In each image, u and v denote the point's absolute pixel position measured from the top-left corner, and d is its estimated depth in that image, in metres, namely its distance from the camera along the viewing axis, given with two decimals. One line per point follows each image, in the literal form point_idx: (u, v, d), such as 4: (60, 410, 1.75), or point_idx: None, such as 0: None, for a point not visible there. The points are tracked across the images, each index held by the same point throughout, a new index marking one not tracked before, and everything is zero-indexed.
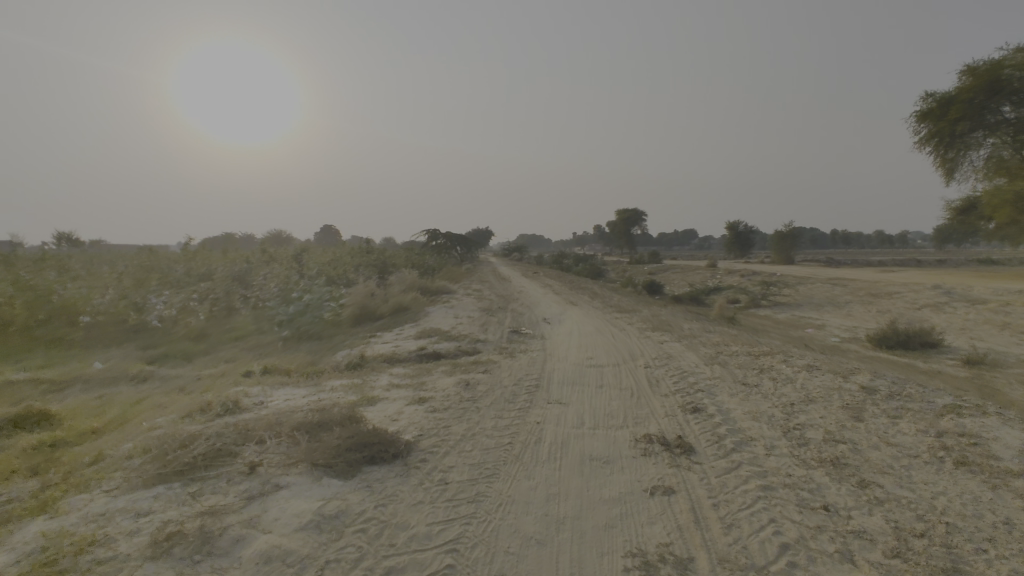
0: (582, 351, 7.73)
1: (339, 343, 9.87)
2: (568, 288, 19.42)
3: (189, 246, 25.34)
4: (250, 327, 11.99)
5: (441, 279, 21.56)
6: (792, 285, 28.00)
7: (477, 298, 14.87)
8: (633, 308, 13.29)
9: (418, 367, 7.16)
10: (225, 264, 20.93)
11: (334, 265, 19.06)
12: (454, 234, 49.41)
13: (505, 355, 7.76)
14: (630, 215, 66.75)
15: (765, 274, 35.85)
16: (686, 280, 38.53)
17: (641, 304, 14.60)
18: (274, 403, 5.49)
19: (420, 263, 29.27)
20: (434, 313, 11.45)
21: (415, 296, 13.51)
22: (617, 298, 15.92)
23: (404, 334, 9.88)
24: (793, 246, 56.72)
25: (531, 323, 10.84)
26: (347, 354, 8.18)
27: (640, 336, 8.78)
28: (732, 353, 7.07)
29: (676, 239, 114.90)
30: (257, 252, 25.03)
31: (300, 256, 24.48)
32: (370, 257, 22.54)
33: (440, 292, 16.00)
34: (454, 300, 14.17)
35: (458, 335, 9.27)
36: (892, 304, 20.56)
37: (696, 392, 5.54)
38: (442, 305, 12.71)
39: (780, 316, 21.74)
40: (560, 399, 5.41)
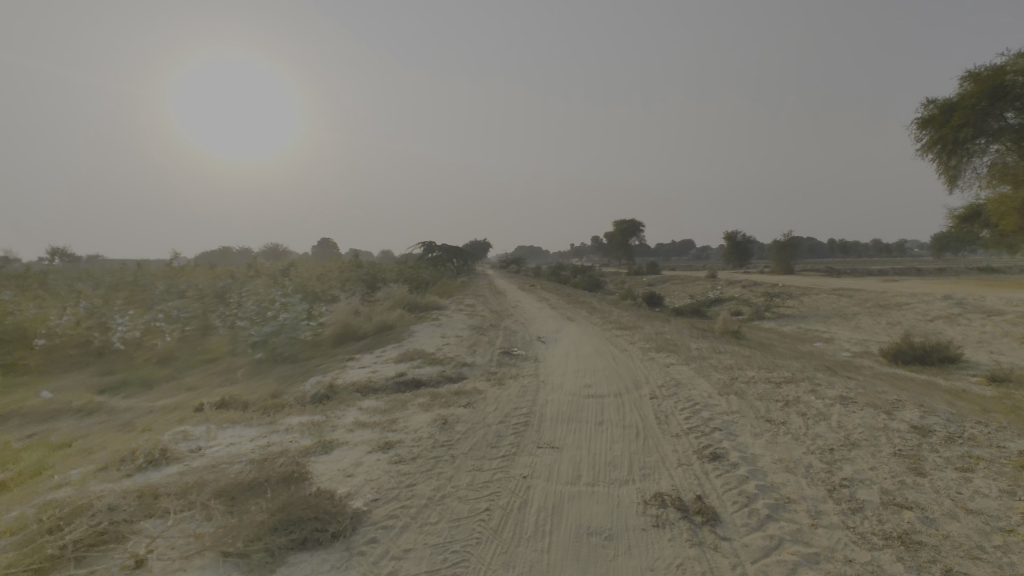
0: (579, 378, 6.87)
1: (314, 367, 9.03)
2: (566, 302, 18.55)
3: (174, 262, 24.48)
4: (222, 350, 11.10)
5: (433, 294, 20.69)
6: (797, 296, 27.17)
7: (468, 315, 14.03)
8: (634, 325, 12.44)
9: (393, 399, 6.29)
10: (207, 279, 20.08)
11: (320, 280, 18.20)
12: (450, 247, 48.60)
13: (492, 383, 6.90)
14: (627, 226, 66.01)
15: (767, 284, 35.01)
16: (687, 291, 37.72)
17: (642, 320, 13.78)
18: (213, 449, 4.62)
19: (413, 277, 28.41)
20: (420, 333, 10.61)
21: (402, 313, 12.65)
22: (617, 313, 15.09)
23: (384, 357, 9.01)
24: (793, 255, 55.94)
25: (524, 343, 10.00)
26: (316, 383, 7.31)
27: (644, 358, 7.92)
28: (749, 379, 6.24)
29: (673, 249, 114.50)
30: (244, 267, 24.17)
31: (287, 271, 23.62)
32: (359, 272, 21.69)
33: (429, 309, 15.16)
34: (444, 316, 13.33)
35: (443, 358, 8.41)
36: (903, 315, 19.70)
37: (713, 431, 4.70)
38: (430, 322, 11.88)
39: (786, 329, 20.87)
40: (552, 442, 4.57)
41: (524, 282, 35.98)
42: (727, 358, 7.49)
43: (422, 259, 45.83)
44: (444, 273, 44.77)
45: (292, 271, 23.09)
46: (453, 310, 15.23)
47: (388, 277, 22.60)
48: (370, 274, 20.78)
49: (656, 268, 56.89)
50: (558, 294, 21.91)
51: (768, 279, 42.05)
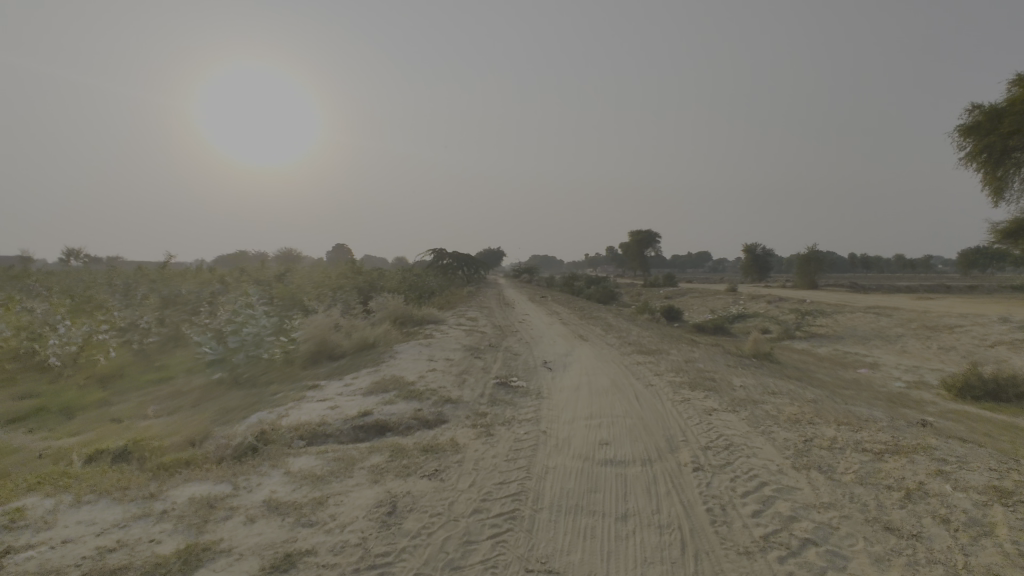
0: (592, 429, 5.21)
1: (272, 394, 7.51)
2: (578, 317, 16.86)
3: (166, 266, 23.21)
4: (177, 370, 9.54)
5: (434, 306, 19.10)
6: (829, 314, 25.16)
7: (467, 331, 12.43)
8: (657, 347, 10.74)
9: (339, 455, 4.67)
10: (194, 284, 18.78)
11: (309, 288, 16.71)
12: (461, 254, 47.19)
13: (477, 433, 5.26)
14: (643, 236, 64.13)
15: (794, 300, 32.98)
16: (707, 306, 35.78)
17: (665, 340, 12.07)
18: (26, 555, 3.00)
19: (417, 286, 26.96)
20: (404, 354, 9.03)
21: (389, 328, 11.05)
22: (636, 332, 13.37)
23: (354, 385, 7.40)
24: (818, 270, 53.60)
25: (526, 369, 8.36)
26: (254, 424, 5.69)
27: (675, 399, 6.22)
28: (828, 441, 4.53)
29: (689, 261, 112.41)
30: (238, 272, 22.83)
31: (283, 276, 22.28)
32: (357, 278, 20.24)
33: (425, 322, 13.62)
34: (438, 332, 11.75)
35: (422, 391, 6.81)
36: (955, 339, 17.69)
37: (803, 547, 3.00)
38: (420, 340, 10.30)
39: (821, 351, 18.94)
40: (551, 563, 2.90)
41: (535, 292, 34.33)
42: (786, 405, 5.77)
43: (432, 266, 44.46)
44: (453, 281, 43.28)
45: (288, 277, 21.75)
46: (451, 324, 13.65)
47: (388, 285, 21.16)
48: (368, 283, 19.33)
49: (672, 280, 55.00)
50: (570, 307, 20.23)
51: (794, 294, 39.87)
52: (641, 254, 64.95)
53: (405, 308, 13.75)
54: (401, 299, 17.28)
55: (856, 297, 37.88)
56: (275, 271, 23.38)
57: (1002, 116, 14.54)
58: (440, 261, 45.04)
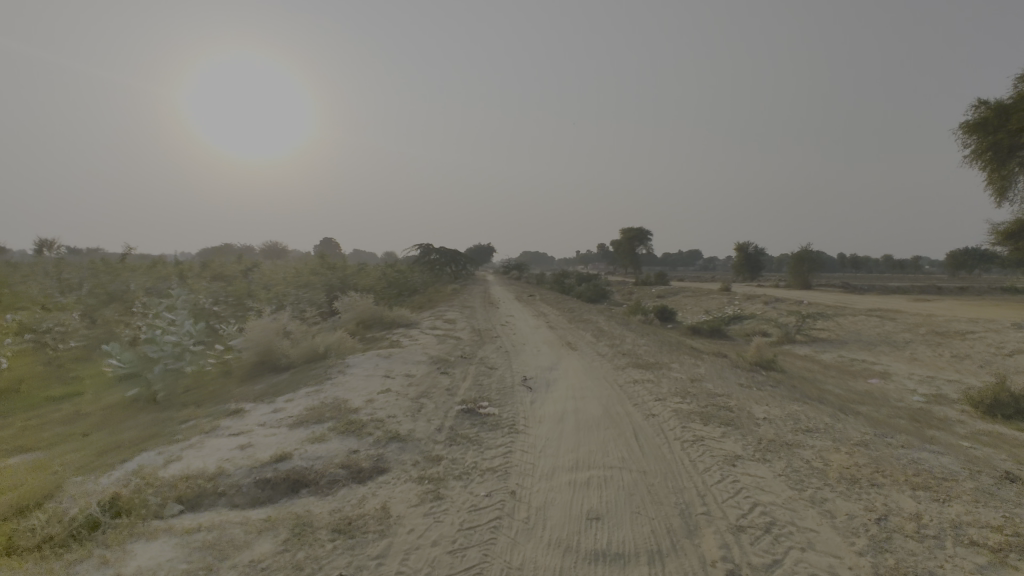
0: (577, 491, 3.83)
1: (182, 420, 6.04)
2: (567, 319, 15.49)
3: (124, 260, 21.47)
4: (87, 387, 7.98)
5: (411, 306, 17.62)
6: (830, 317, 24.01)
7: (440, 337, 10.99)
8: (655, 358, 9.37)
9: (212, 537, 3.24)
10: (148, 279, 17.09)
11: (271, 286, 15.14)
12: (448, 250, 45.67)
13: (420, 495, 3.85)
14: (635, 234, 62.90)
15: (791, 301, 31.90)
16: (701, 307, 34.62)
17: (663, 349, 10.71)
18: None
19: (399, 284, 25.43)
20: (357, 367, 7.59)
21: (347, 335, 9.58)
22: (630, 339, 12.01)
23: (284, 411, 5.94)
24: (812, 270, 52.69)
25: (501, 389, 6.95)
26: (124, 475, 4.22)
27: (685, 439, 4.86)
28: (914, 523, 3.16)
29: (680, 260, 111.86)
30: (202, 266, 21.13)
31: (251, 272, 20.69)
32: (329, 275, 18.69)
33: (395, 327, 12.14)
34: (406, 339, 10.29)
35: (365, 423, 5.40)
36: (969, 347, 16.53)
37: None
38: (380, 350, 8.84)
39: (826, 358, 17.73)
40: None
41: (523, 291, 32.96)
42: (831, 452, 4.41)
43: (418, 262, 42.91)
44: (440, 278, 41.78)
45: (256, 273, 20.16)
46: (424, 328, 12.22)
47: (364, 282, 19.64)
48: (340, 280, 17.83)
49: (665, 279, 53.98)
50: (558, 308, 18.85)
51: (790, 295, 38.81)
52: (633, 252, 63.77)
53: (373, 310, 12.26)
54: (374, 298, 15.80)
55: (852, 299, 36.95)
56: (244, 265, 21.76)
57: (1011, 111, 13.30)
58: (427, 257, 43.49)
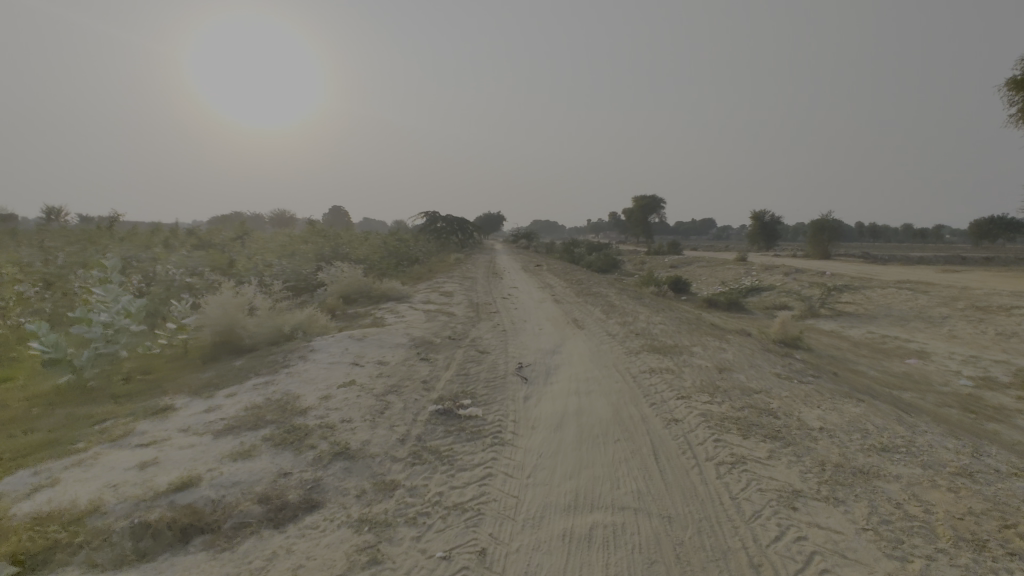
0: (575, 554, 2.67)
1: (99, 416, 4.96)
2: (574, 292, 14.26)
3: (112, 227, 20.49)
4: (19, 371, 6.93)
5: (408, 278, 16.47)
6: (856, 289, 22.50)
7: (431, 312, 9.82)
8: (673, 339, 8.14)
9: None
10: (128, 247, 16.05)
11: (255, 256, 14.03)
12: (455, 217, 44.33)
13: (350, 555, 2.73)
14: (647, 202, 60.96)
15: (812, 272, 30.32)
16: (716, 278, 33.18)
17: (681, 328, 9.48)
18: None
19: (399, 254, 24.31)
20: (324, 350, 6.45)
21: (322, 313, 8.43)
22: (644, 314, 10.76)
23: (221, 409, 4.83)
24: (832, 240, 50.69)
25: (490, 381, 5.79)
26: None
27: (722, 463, 3.66)
28: None
29: (693, 229, 109.44)
30: (192, 233, 20.06)
31: (243, 239, 19.63)
32: (322, 243, 17.55)
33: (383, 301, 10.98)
34: (390, 317, 9.13)
35: (310, 430, 4.27)
36: (1016, 323, 15.08)
37: None
38: (357, 329, 7.70)
39: (854, 335, 16.41)
40: None
41: (531, 260, 31.75)
42: (926, 488, 3.21)
43: (424, 230, 41.70)
44: (446, 247, 40.61)
45: (247, 241, 19.08)
46: (416, 303, 11.07)
47: (360, 251, 18.50)
48: (333, 249, 16.71)
49: (678, 248, 52.43)
50: (566, 279, 17.59)
51: (810, 265, 37.10)
52: (645, 221, 61.98)
53: (357, 283, 11.36)
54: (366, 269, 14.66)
55: (876, 270, 35.20)
56: (236, 232, 20.67)
57: None
58: (433, 226, 42.25)
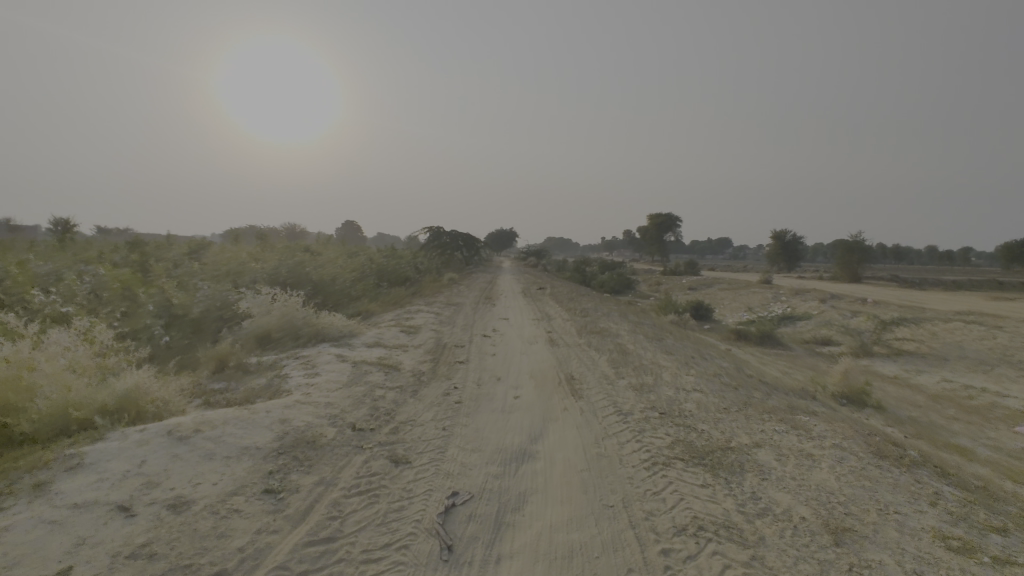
0: None
1: None
2: (576, 327, 11.33)
3: (56, 238, 18.00)
4: None
5: (378, 307, 13.66)
6: (913, 321, 19.23)
7: (362, 366, 6.86)
8: (720, 430, 5.10)
9: None
10: (48, 260, 13.44)
11: (183, 279, 11.33)
12: (459, 233, 41.74)
13: None
14: (662, 220, 58.09)
15: (850, 300, 27.02)
16: (741, 303, 30.00)
17: (726, 396, 6.43)
18: None
19: (385, 273, 21.52)
20: (92, 469, 3.50)
21: (184, 382, 5.59)
22: (668, 367, 7.72)
23: None
24: (863, 262, 47.10)
25: (370, 565, 2.84)
26: None
27: None
28: None
29: (708, 248, 106.26)
30: (143, 245, 17.50)
31: (199, 254, 17.02)
32: (280, 261, 14.79)
33: (309, 346, 8.00)
34: (295, 379, 6.15)
35: None
36: None
37: None
38: (206, 412, 4.68)
39: (927, 384, 13.20)
40: None
41: (535, 281, 28.88)
42: None
43: (426, 246, 39.07)
44: (447, 264, 37.93)
45: (201, 257, 16.41)
46: (356, 348, 8.10)
47: (328, 272, 15.72)
48: (288, 267, 13.90)
49: (695, 268, 49.23)
50: (568, 309, 14.65)
51: (843, 290, 33.76)
52: (660, 239, 59.00)
53: (285, 324, 8.67)
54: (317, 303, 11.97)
55: (920, 297, 31.69)
56: (195, 246, 18.03)
57: None
58: (435, 242, 39.60)
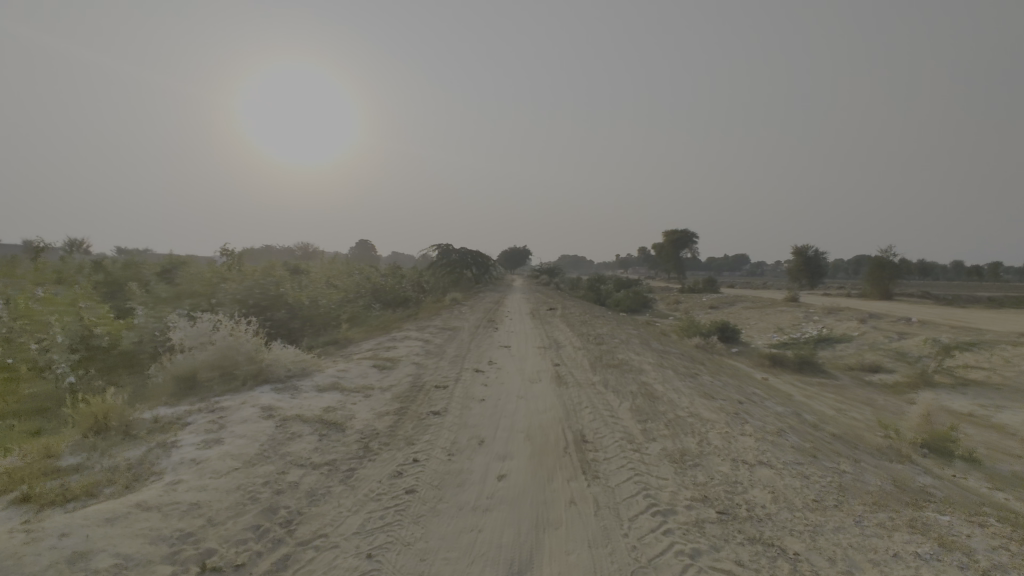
0: None
1: None
2: (590, 358, 9.33)
3: (22, 258, 16.54)
4: None
5: (359, 334, 11.81)
6: (977, 344, 16.79)
7: (289, 426, 4.93)
8: (827, 559, 3.09)
9: None
10: None
11: (125, 305, 9.61)
12: (468, 251, 39.96)
13: None
14: (679, 237, 55.99)
15: (893, 320, 24.50)
16: (769, 324, 27.64)
17: (812, 476, 4.37)
18: None
19: (379, 294, 19.67)
20: None
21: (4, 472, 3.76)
22: (715, 421, 5.67)
23: None
24: (896, 277, 44.29)
25: None
26: None
27: None
28: None
29: (726, 265, 103.41)
30: (113, 265, 15.96)
31: (171, 274, 15.38)
32: (252, 279, 13.00)
33: (238, 392, 6.11)
34: (181, 451, 4.24)
35: None
36: None
37: None
38: None
39: (1018, 425, 10.87)
40: None
41: (546, 301, 26.86)
42: None
43: (434, 264, 37.43)
44: (454, 284, 36.18)
45: (172, 277, 14.78)
46: (299, 395, 6.17)
47: (309, 295, 13.91)
48: (258, 287, 12.11)
49: (715, 285, 46.82)
50: (581, 334, 12.64)
51: (880, 308, 31.17)
52: (677, 256, 56.72)
53: (222, 362, 6.83)
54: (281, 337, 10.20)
55: (967, 316, 28.97)
56: (169, 266, 16.39)
57: None
58: (442, 260, 37.85)
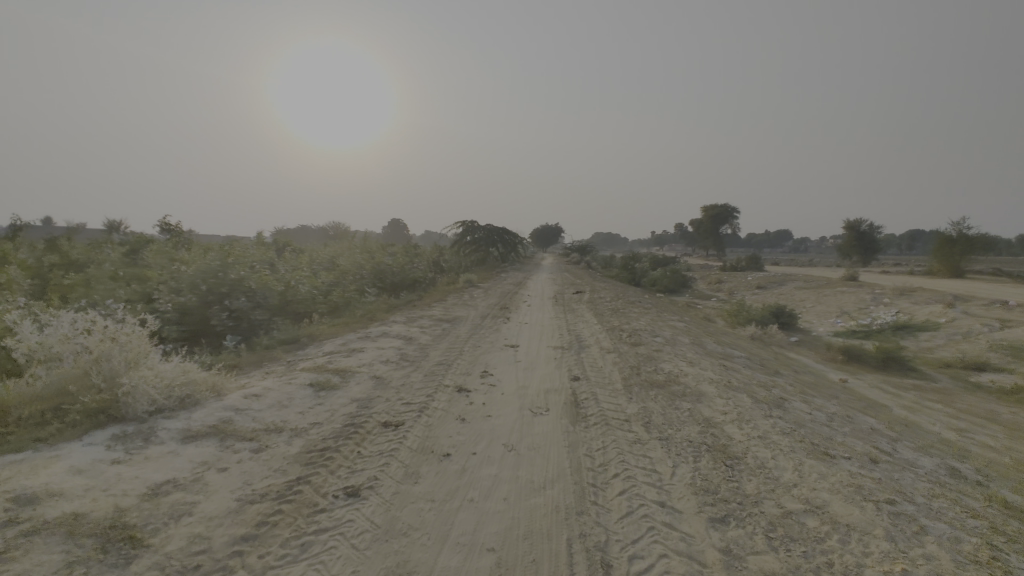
0: None
1: None
2: (622, 369, 6.63)
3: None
4: None
5: (330, 329, 9.42)
6: None
7: (16, 559, 2.45)
8: None
9: None
10: None
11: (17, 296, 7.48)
12: (492, 228, 37.24)
13: None
14: (720, 211, 51.75)
15: (986, 304, 20.61)
16: (830, 307, 24.09)
17: None
18: None
19: (382, 275, 17.25)
20: None
21: None
22: (864, 533, 2.96)
23: None
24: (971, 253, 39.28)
25: None
26: None
27: None
28: None
29: (768, 241, 97.78)
30: (77, 244, 14.06)
31: (135, 254, 13.33)
32: (210, 258, 10.71)
33: (37, 452, 3.69)
34: None
35: None
36: None
37: None
38: None
39: None
40: None
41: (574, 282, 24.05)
42: None
43: (455, 242, 34.93)
44: (476, 264, 33.66)
45: (132, 257, 12.71)
46: (136, 456, 3.72)
47: (283, 278, 11.56)
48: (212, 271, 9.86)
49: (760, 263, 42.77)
50: (611, 328, 9.89)
51: (960, 289, 27.01)
52: (718, 232, 52.58)
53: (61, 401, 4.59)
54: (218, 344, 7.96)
55: None
56: (138, 244, 14.31)
57: None
58: (464, 238, 35.25)
